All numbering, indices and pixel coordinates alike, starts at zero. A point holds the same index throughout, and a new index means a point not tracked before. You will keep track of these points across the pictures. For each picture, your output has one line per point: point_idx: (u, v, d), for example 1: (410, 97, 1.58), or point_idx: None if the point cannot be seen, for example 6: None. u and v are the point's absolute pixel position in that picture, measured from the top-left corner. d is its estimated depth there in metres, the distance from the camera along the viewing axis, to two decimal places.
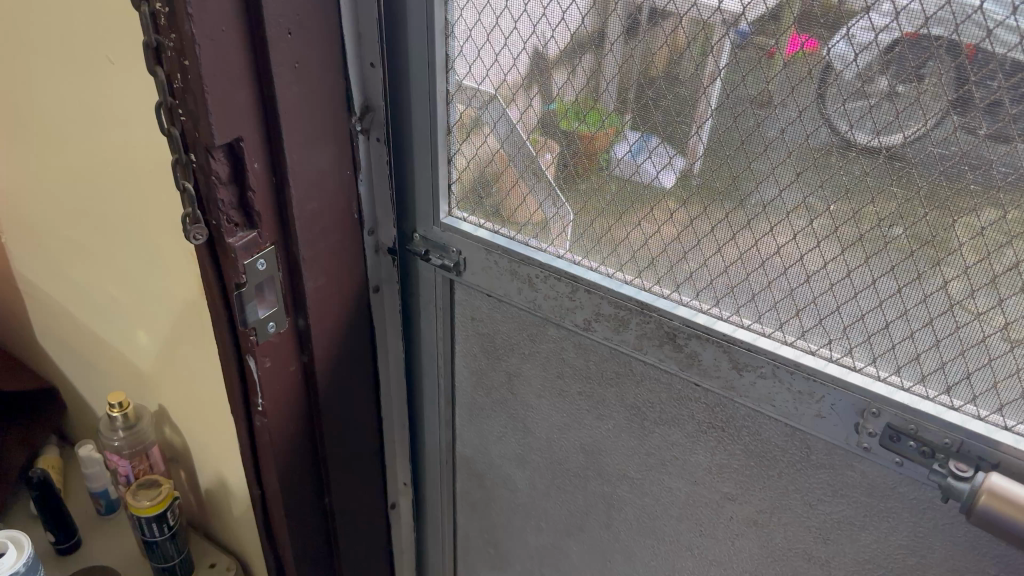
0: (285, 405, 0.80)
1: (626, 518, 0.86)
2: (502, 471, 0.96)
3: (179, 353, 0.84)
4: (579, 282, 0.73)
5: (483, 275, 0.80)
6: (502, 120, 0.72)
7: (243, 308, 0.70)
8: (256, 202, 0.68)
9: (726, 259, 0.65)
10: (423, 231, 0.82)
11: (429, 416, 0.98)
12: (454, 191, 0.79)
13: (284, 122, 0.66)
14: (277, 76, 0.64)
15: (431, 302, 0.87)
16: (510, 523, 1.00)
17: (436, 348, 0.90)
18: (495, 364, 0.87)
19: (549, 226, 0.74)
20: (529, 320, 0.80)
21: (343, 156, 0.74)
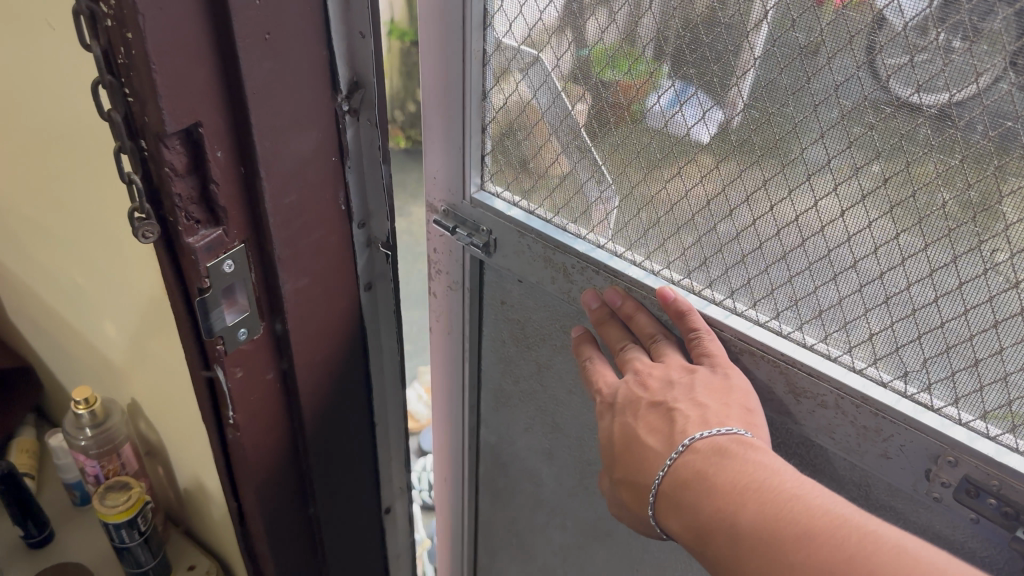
0: (263, 416, 0.71)
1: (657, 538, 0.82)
2: (531, 463, 0.94)
3: (149, 350, 0.76)
4: (619, 279, 0.64)
5: (514, 259, 0.72)
6: (545, 91, 0.61)
7: (209, 316, 0.61)
8: (220, 196, 0.58)
9: (791, 269, 0.55)
10: (451, 204, 0.75)
11: (457, 383, 0.95)
12: (487, 163, 0.70)
13: (252, 103, 0.56)
14: (242, 50, 0.53)
15: (459, 278, 0.81)
16: (540, 503, 0.97)
17: (463, 322, 0.86)
18: (525, 352, 0.82)
19: (591, 211, 0.65)
20: (564, 311, 0.73)
21: (329, 141, 0.64)
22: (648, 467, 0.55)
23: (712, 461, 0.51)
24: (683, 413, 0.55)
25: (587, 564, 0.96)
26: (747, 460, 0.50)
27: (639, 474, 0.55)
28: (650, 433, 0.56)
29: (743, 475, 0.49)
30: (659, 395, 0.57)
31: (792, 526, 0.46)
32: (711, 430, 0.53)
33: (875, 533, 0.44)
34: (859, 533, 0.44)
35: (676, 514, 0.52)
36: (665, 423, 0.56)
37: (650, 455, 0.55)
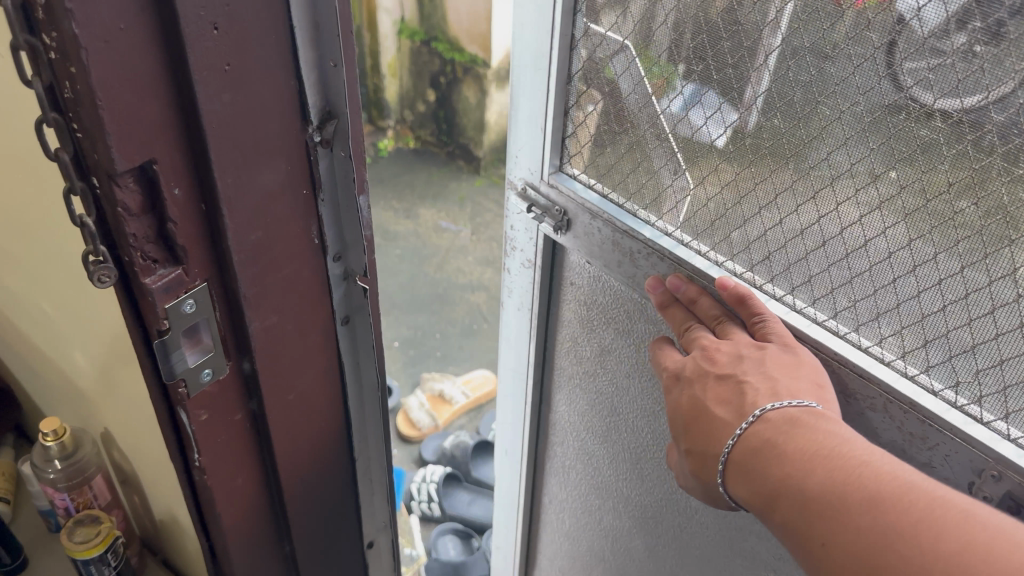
0: (231, 458, 0.68)
1: (701, 518, 0.79)
2: (587, 445, 0.91)
3: (117, 381, 0.73)
4: (683, 268, 0.62)
5: (586, 242, 0.70)
6: (627, 75, 0.60)
7: (168, 358, 0.57)
8: (177, 235, 0.55)
9: (852, 269, 0.53)
10: (529, 184, 0.72)
11: (518, 371, 0.92)
12: (568, 147, 0.68)
13: (211, 137, 0.52)
14: (199, 82, 0.50)
15: (531, 257, 0.78)
16: (588, 488, 0.96)
17: (531, 308, 0.83)
18: (589, 336, 0.80)
19: (664, 198, 0.63)
20: (629, 297, 0.72)
21: (300, 174, 0.60)
22: (717, 438, 0.54)
23: (783, 430, 0.50)
24: (752, 387, 0.53)
25: (633, 550, 0.93)
26: (817, 429, 0.49)
27: (706, 444, 0.55)
28: (719, 404, 0.55)
29: (813, 443, 0.48)
30: (727, 369, 0.55)
31: (862, 490, 0.45)
32: (783, 402, 0.51)
33: (943, 497, 0.43)
34: (926, 498, 0.43)
35: (744, 479, 0.51)
36: (735, 396, 0.54)
37: (719, 425, 0.54)
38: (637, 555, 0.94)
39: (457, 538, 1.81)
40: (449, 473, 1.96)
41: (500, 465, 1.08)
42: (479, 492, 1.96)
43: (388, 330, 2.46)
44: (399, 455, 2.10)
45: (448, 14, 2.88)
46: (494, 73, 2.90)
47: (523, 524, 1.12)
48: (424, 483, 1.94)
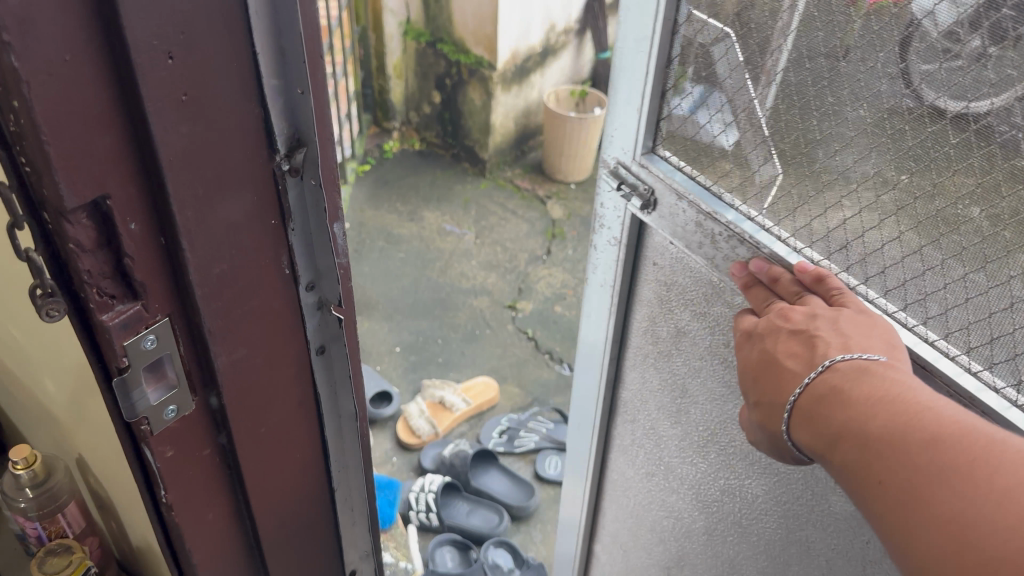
0: (200, 493, 0.65)
1: (761, 505, 0.76)
2: (652, 423, 0.87)
3: (86, 411, 0.71)
4: (760, 250, 0.60)
5: (670, 222, 0.67)
6: (725, 60, 0.58)
7: (128, 396, 0.55)
8: (135, 270, 0.52)
9: (924, 262, 0.51)
10: (621, 162, 0.70)
11: (592, 350, 0.89)
12: (661, 129, 0.66)
13: (169, 169, 0.49)
14: (153, 114, 0.47)
15: (613, 232, 0.76)
16: (646, 470, 0.93)
17: (612, 290, 0.80)
18: (666, 315, 0.76)
19: (753, 178, 0.60)
20: (708, 279, 0.69)
21: (268, 202, 0.57)
22: (785, 387, 0.53)
23: (852, 377, 0.50)
24: (824, 340, 0.53)
25: (694, 533, 0.89)
26: (887, 376, 0.49)
27: (773, 394, 0.55)
28: (790, 357, 0.54)
29: (879, 388, 0.48)
30: (802, 325, 0.54)
31: (922, 432, 0.45)
32: (856, 354, 0.50)
33: (1005, 441, 0.43)
34: (988, 441, 0.43)
35: (808, 425, 0.51)
36: (807, 349, 0.53)
37: (788, 376, 0.54)
38: (698, 537, 0.89)
39: (456, 549, 1.79)
40: (448, 481, 1.93)
41: (570, 447, 1.05)
42: (480, 502, 1.94)
43: (390, 335, 2.44)
44: (399, 462, 2.08)
45: (454, 14, 2.85)
46: (499, 74, 2.88)
47: (580, 506, 1.09)
48: (422, 492, 1.89)
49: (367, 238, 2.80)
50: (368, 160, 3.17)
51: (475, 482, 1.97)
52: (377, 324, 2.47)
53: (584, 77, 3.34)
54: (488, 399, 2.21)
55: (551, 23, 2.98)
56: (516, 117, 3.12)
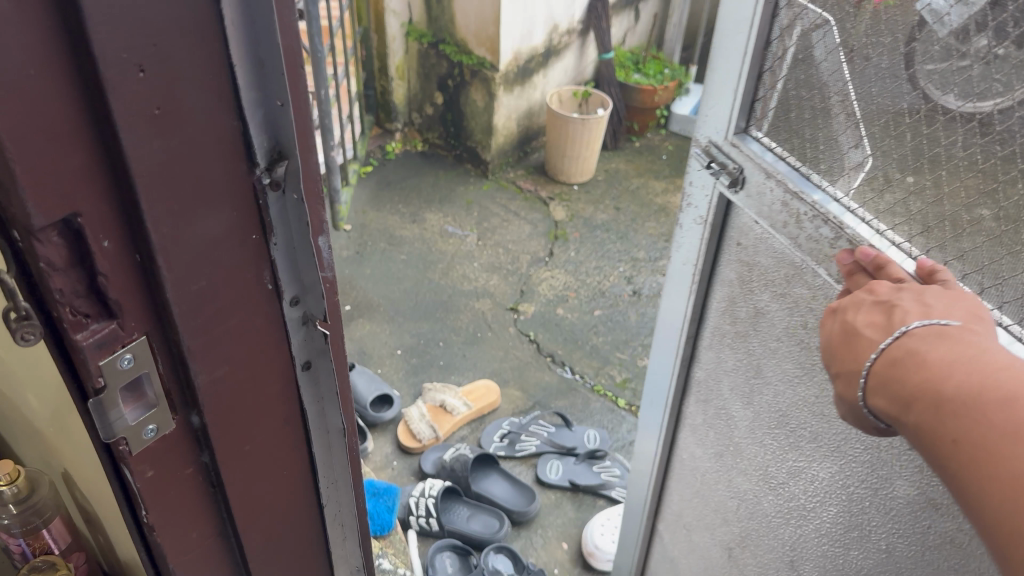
0: (182, 509, 0.64)
1: (821, 486, 0.89)
2: (727, 403, 1.01)
3: (67, 427, 0.71)
4: (845, 231, 0.70)
5: (757, 200, 0.81)
6: (823, 44, 0.69)
7: (105, 416, 0.53)
8: (110, 288, 0.50)
9: (1004, 249, 0.60)
10: (715, 142, 0.84)
11: (675, 308, 1.03)
12: (757, 110, 0.79)
13: (144, 187, 0.48)
14: (123, 129, 0.45)
15: (705, 217, 0.91)
16: (714, 454, 1.08)
17: (696, 262, 0.96)
18: (746, 295, 0.91)
19: (840, 167, 0.72)
20: (791, 261, 0.82)
21: (249, 217, 0.55)
22: (864, 353, 0.60)
23: (930, 341, 0.56)
24: (904, 309, 0.59)
25: (762, 511, 1.02)
26: (964, 340, 0.55)
27: (854, 361, 0.61)
28: (870, 326, 0.61)
29: (955, 353, 0.54)
30: (891, 299, 0.61)
31: (997, 392, 0.50)
32: (937, 322, 0.56)
33: None
34: None
35: (885, 389, 0.58)
36: (886, 318, 0.60)
37: (866, 343, 0.60)
38: (765, 516, 1.02)
39: (455, 555, 1.78)
40: (448, 486, 1.91)
41: (646, 405, 1.18)
42: (480, 507, 1.92)
43: (390, 338, 2.42)
44: (399, 467, 2.06)
45: (456, 15, 2.84)
46: (502, 76, 2.86)
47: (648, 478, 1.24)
48: (422, 496, 1.86)
49: (369, 240, 2.79)
50: (372, 160, 3.16)
51: (476, 487, 1.96)
52: (378, 326, 2.46)
53: (588, 77, 3.32)
54: (488, 402, 2.20)
55: (554, 23, 2.96)
56: (518, 119, 3.10)
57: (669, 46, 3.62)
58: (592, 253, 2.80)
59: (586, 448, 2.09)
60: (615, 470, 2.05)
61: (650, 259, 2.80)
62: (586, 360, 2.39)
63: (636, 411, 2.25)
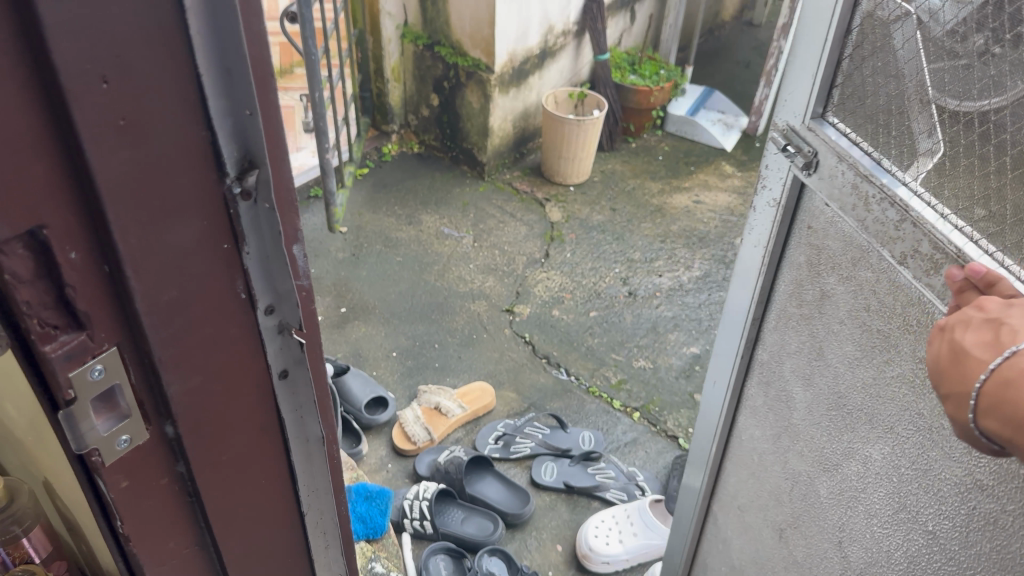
0: (157, 518, 0.65)
1: (874, 467, 0.85)
2: (789, 386, 0.99)
3: (44, 436, 0.71)
4: (908, 212, 0.70)
5: (828, 183, 0.80)
6: (900, 32, 0.71)
7: (77, 427, 0.53)
8: (78, 300, 0.50)
9: None
10: (792, 125, 0.85)
11: (743, 292, 1.02)
12: (833, 96, 0.80)
13: (109, 198, 0.48)
14: (87, 139, 0.45)
15: (779, 199, 0.91)
16: (769, 438, 1.05)
17: (767, 245, 0.95)
18: (814, 278, 0.89)
19: (913, 154, 0.71)
20: (858, 244, 0.81)
21: (219, 226, 0.55)
22: (971, 373, 0.57)
23: None
24: (1013, 325, 0.56)
25: (813, 494, 0.97)
26: None
27: (961, 381, 0.58)
28: (978, 342, 0.58)
29: None
30: (999, 315, 0.58)
31: None
32: None
33: None
34: None
35: (995, 412, 0.55)
36: (994, 336, 0.57)
37: (974, 363, 0.57)
38: (815, 500, 0.98)
39: (449, 558, 1.78)
40: (442, 489, 1.90)
41: (707, 390, 1.17)
42: (475, 509, 1.92)
43: (386, 340, 2.42)
44: (393, 469, 2.06)
45: (451, 16, 2.84)
46: (497, 77, 2.86)
47: (705, 464, 1.22)
48: (417, 499, 1.86)
49: (365, 242, 2.79)
50: (367, 163, 3.16)
51: (470, 489, 1.95)
52: (374, 328, 2.46)
53: (584, 77, 3.32)
54: (483, 404, 2.20)
55: (550, 23, 2.96)
56: (514, 120, 3.11)
57: (666, 47, 3.63)
58: (588, 254, 2.80)
59: (581, 449, 2.09)
60: (610, 472, 2.04)
61: (646, 260, 2.80)
62: (582, 361, 2.39)
63: (632, 413, 2.25)
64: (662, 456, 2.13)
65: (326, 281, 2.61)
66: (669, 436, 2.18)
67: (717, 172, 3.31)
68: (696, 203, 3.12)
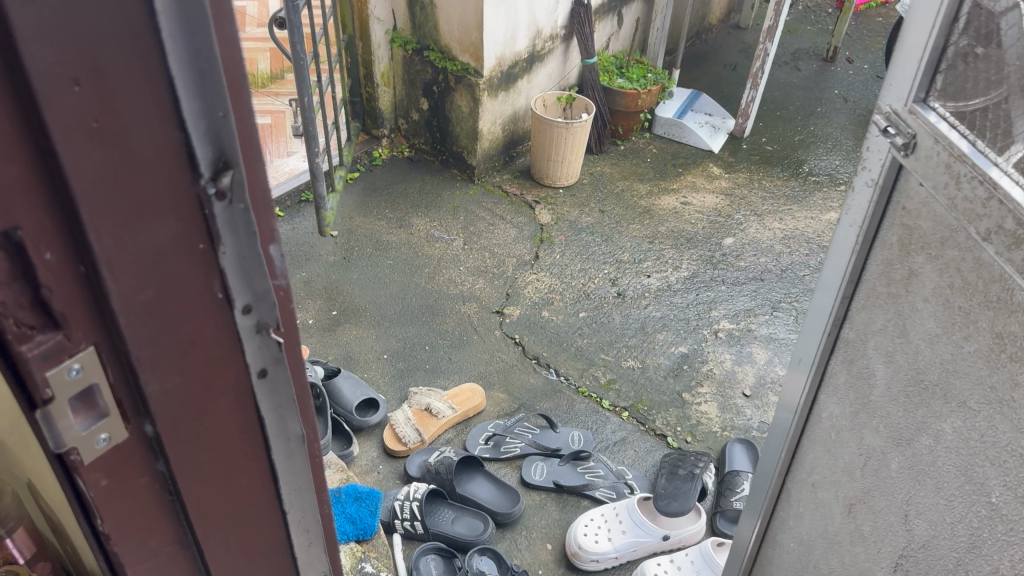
0: (138, 515, 0.67)
1: (947, 443, 0.79)
2: (869, 364, 0.93)
3: (25, 439, 0.73)
4: (995, 190, 0.67)
5: (922, 165, 0.78)
6: (1007, 22, 0.68)
7: (54, 425, 0.55)
8: (54, 300, 0.52)
9: None
10: (893, 107, 0.82)
11: (830, 273, 0.98)
12: (937, 79, 0.77)
13: (83, 201, 0.50)
14: (60, 141, 0.47)
15: (875, 174, 0.87)
16: (842, 425, 0.99)
17: (859, 224, 0.90)
18: (903, 258, 0.85)
19: (1009, 138, 0.68)
20: (947, 223, 0.77)
21: (193, 228, 0.57)
22: None
23: None
24: None
25: (880, 470, 0.91)
26: None
27: None
28: None
29: None
30: None
31: None
32: None
33: None
34: None
35: None
36: None
37: None
38: (881, 477, 0.91)
39: (440, 557, 1.78)
40: (433, 489, 1.91)
41: (785, 377, 1.11)
42: (466, 509, 1.93)
43: (377, 343, 2.44)
44: (384, 471, 2.08)
45: (439, 22, 2.86)
46: (486, 81, 2.89)
47: (780, 456, 1.14)
48: (408, 500, 1.87)
49: (356, 245, 2.81)
50: (358, 167, 3.17)
51: (461, 489, 1.96)
52: (365, 331, 2.48)
53: (572, 82, 3.35)
54: (473, 405, 2.22)
55: (537, 28, 2.98)
56: (503, 123, 3.13)
57: (655, 50, 3.65)
58: (577, 255, 2.83)
59: (571, 449, 2.11)
60: (599, 470, 2.07)
61: (635, 261, 2.82)
62: (571, 362, 2.41)
63: (621, 412, 2.27)
64: (651, 455, 2.15)
65: (318, 285, 2.63)
66: (657, 435, 2.20)
67: (705, 174, 3.33)
68: (684, 204, 3.14)
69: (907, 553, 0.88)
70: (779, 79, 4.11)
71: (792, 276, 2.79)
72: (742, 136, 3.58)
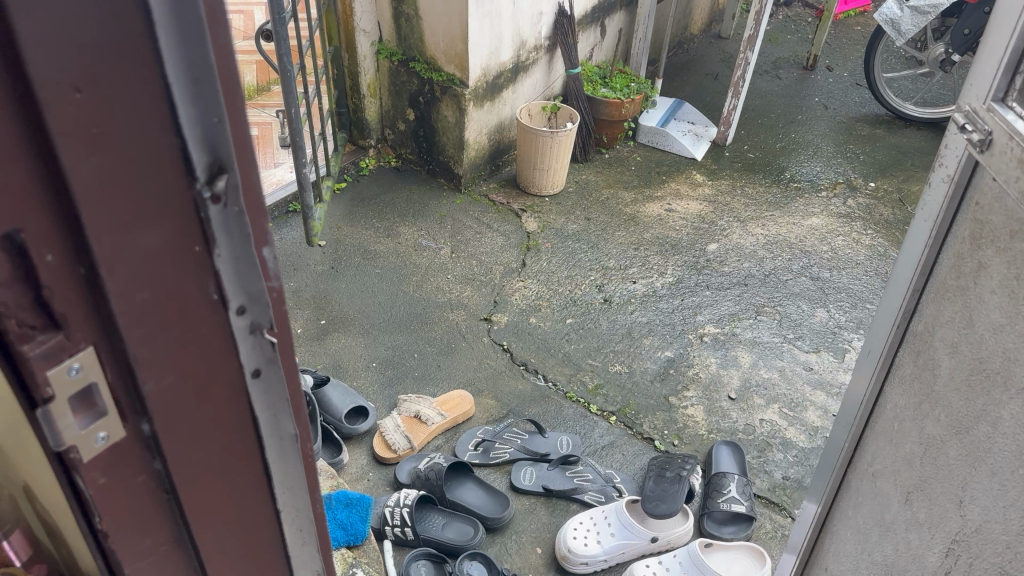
0: (134, 513, 0.69)
1: (1004, 429, 0.81)
2: (935, 355, 0.94)
3: (23, 442, 0.75)
4: None
5: (999, 160, 0.80)
6: None
7: (54, 424, 0.57)
8: (54, 301, 0.54)
9: None
10: (975, 105, 0.84)
11: (903, 268, 1.00)
12: (1017, 79, 0.79)
13: (82, 203, 0.52)
14: (60, 146, 0.49)
15: (950, 168, 0.90)
16: (904, 417, 1.01)
17: (934, 219, 0.93)
18: (974, 251, 0.87)
19: None
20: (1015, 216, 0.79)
21: (188, 230, 0.59)
22: None
23: None
24: None
25: (936, 458, 0.93)
26: None
27: None
28: None
29: None
30: None
31: None
32: None
33: None
34: None
35: None
36: None
37: None
38: (938, 466, 0.93)
39: (430, 563, 1.80)
40: (422, 495, 1.92)
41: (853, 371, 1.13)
42: (455, 514, 1.94)
43: (365, 351, 2.45)
44: (374, 478, 2.09)
45: (425, 33, 2.89)
46: (472, 91, 2.91)
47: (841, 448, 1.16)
48: (398, 506, 1.88)
49: (344, 255, 2.83)
50: (345, 177, 3.19)
51: (451, 495, 1.99)
52: (354, 340, 2.49)
53: (557, 92, 3.39)
54: (463, 411, 2.23)
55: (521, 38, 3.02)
56: (489, 133, 3.16)
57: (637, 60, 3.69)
58: (563, 262, 2.85)
59: (559, 454, 2.13)
60: (588, 474, 2.09)
61: (620, 267, 2.85)
62: (559, 367, 2.43)
63: (608, 416, 2.29)
64: (638, 459, 2.17)
65: (307, 295, 2.65)
66: (645, 438, 2.23)
67: (688, 182, 3.37)
68: (668, 211, 3.18)
69: (960, 538, 0.90)
70: (760, 88, 4.16)
71: (775, 280, 2.83)
72: (724, 144, 3.62)
